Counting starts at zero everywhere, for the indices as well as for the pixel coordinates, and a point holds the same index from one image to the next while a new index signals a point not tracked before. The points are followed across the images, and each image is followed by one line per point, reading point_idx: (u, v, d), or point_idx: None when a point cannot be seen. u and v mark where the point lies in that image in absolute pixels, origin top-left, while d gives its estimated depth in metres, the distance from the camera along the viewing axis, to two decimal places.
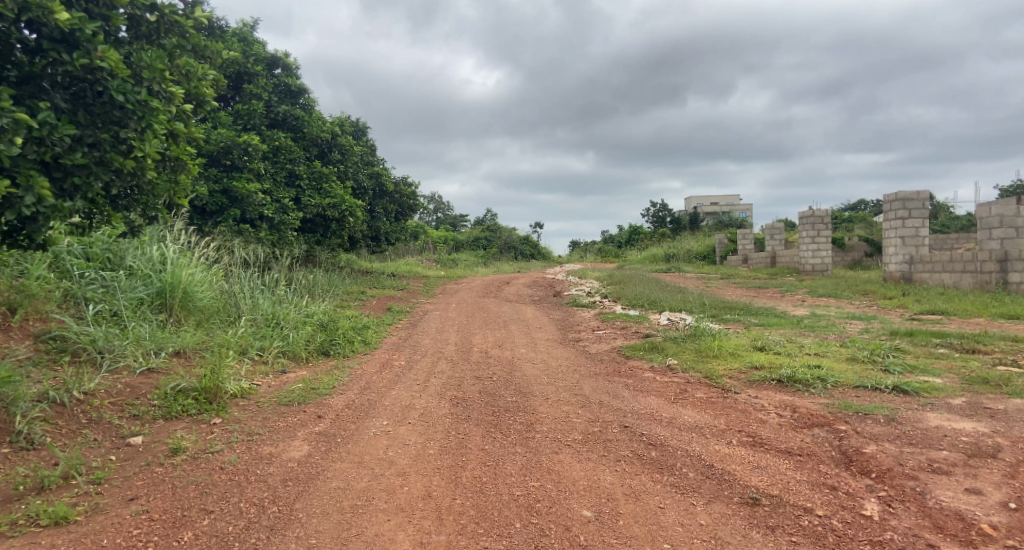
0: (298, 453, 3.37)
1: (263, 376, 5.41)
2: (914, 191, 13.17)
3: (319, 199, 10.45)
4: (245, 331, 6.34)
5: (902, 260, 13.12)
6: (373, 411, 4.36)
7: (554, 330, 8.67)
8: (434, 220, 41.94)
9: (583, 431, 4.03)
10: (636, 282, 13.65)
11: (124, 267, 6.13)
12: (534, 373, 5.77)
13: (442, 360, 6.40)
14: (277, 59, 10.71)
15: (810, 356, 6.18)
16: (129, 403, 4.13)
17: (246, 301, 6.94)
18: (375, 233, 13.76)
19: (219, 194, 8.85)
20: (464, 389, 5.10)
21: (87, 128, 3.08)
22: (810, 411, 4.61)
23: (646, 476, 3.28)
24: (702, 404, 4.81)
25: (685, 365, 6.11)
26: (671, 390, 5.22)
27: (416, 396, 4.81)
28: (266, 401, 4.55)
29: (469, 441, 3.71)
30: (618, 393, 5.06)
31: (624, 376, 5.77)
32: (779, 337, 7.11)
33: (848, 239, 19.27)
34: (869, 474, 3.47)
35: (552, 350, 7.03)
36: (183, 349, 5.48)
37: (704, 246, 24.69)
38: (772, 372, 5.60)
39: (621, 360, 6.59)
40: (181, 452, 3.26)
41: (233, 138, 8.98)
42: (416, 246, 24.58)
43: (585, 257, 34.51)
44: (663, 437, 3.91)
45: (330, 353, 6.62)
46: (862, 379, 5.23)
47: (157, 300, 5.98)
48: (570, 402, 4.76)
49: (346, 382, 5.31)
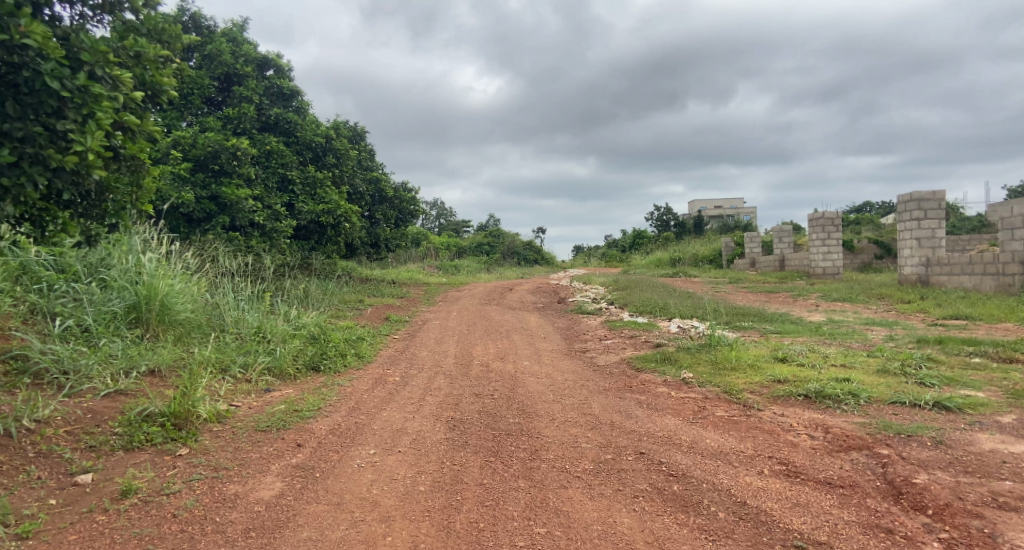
0: (268, 494, 2.93)
1: (244, 396, 5.00)
2: (929, 191, 12.72)
3: (313, 205, 10.14)
4: (227, 346, 5.92)
5: (918, 263, 12.63)
6: (361, 437, 3.92)
7: (559, 340, 8.22)
8: (436, 226, 41.65)
9: (594, 460, 3.59)
10: (643, 288, 13.17)
11: (97, 279, 5.74)
12: (539, 389, 5.32)
13: (439, 375, 5.95)
14: (268, 60, 10.33)
15: (836, 367, 5.70)
16: (86, 432, 3.71)
17: (230, 313, 6.53)
18: (375, 240, 13.34)
19: (207, 201, 8.46)
20: (461, 409, 4.66)
21: (16, 121, 2.69)
22: (845, 433, 4.15)
23: (670, 517, 2.84)
24: (724, 424, 4.36)
25: (701, 379, 5.66)
26: (689, 408, 4.76)
27: (408, 419, 4.37)
28: (242, 427, 4.11)
29: (465, 474, 3.27)
30: (630, 413, 4.61)
31: (636, 392, 5.32)
32: (801, 346, 6.64)
33: (856, 241, 18.83)
34: (925, 511, 3.02)
35: (557, 363, 6.58)
36: (158, 367, 5.07)
37: (711, 250, 24.20)
38: (797, 386, 5.14)
39: (632, 373, 6.14)
40: (132, 494, 2.84)
41: (222, 142, 8.59)
42: (418, 252, 24.20)
43: (589, 261, 34.03)
44: (685, 466, 3.46)
45: (320, 368, 6.20)
46: (898, 395, 4.76)
47: (132, 314, 5.58)
48: (578, 423, 4.31)
49: (334, 402, 4.88)
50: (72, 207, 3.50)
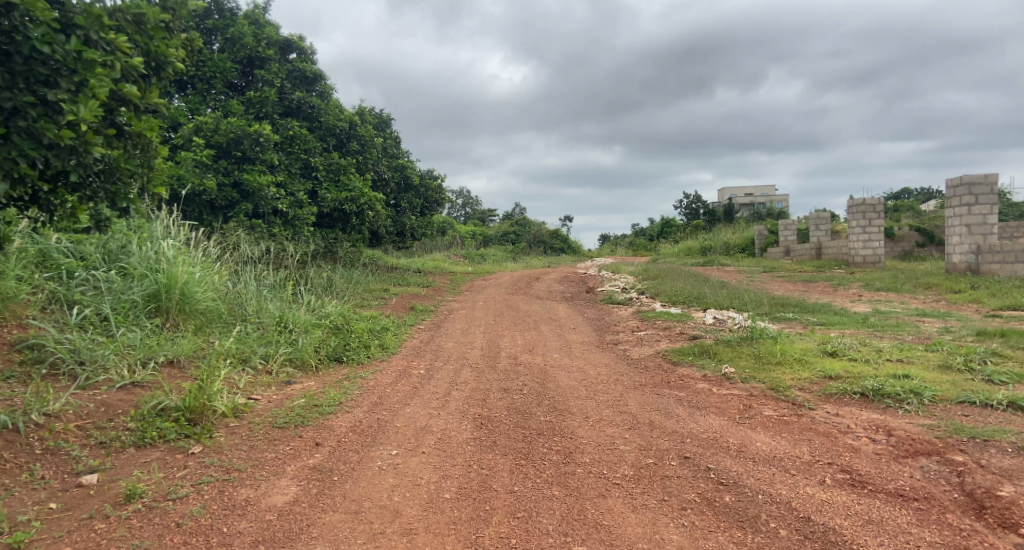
0: (282, 499, 2.71)
1: (264, 389, 4.82)
2: (981, 174, 11.96)
3: (336, 192, 9.98)
4: (247, 336, 5.77)
5: (968, 251, 11.93)
6: (382, 435, 3.68)
7: (589, 331, 7.90)
8: (462, 215, 41.48)
9: (634, 465, 3.28)
10: (674, 277, 12.72)
11: (116, 267, 5.62)
12: (571, 384, 5.02)
13: (465, 368, 5.71)
14: (291, 43, 10.14)
15: (892, 363, 5.28)
16: (97, 427, 3.54)
17: (251, 302, 6.38)
18: (401, 229, 13.12)
19: (229, 188, 8.34)
20: (489, 406, 4.39)
21: (6, 90, 2.52)
22: (911, 436, 3.77)
23: (725, 535, 2.55)
24: (774, 425, 4.01)
25: (744, 374, 5.30)
26: (733, 406, 4.42)
27: (433, 416, 4.12)
28: (259, 422, 3.90)
29: (494, 480, 3.01)
30: (670, 411, 4.28)
31: (674, 388, 5.00)
32: (850, 339, 6.20)
33: (896, 228, 18.03)
34: (1015, 529, 2.65)
35: (588, 356, 6.28)
36: (177, 358, 4.93)
37: (743, 238, 23.50)
38: (851, 384, 4.74)
39: (668, 367, 5.80)
40: (136, 498, 2.63)
41: (244, 128, 8.45)
42: (444, 241, 24.04)
43: (616, 250, 33.48)
44: (736, 473, 3.13)
45: (343, 359, 6.02)
46: (966, 394, 4.35)
47: (151, 303, 5.44)
48: (614, 423, 4.01)
49: (356, 396, 4.66)
50: (80, 190, 3.32)
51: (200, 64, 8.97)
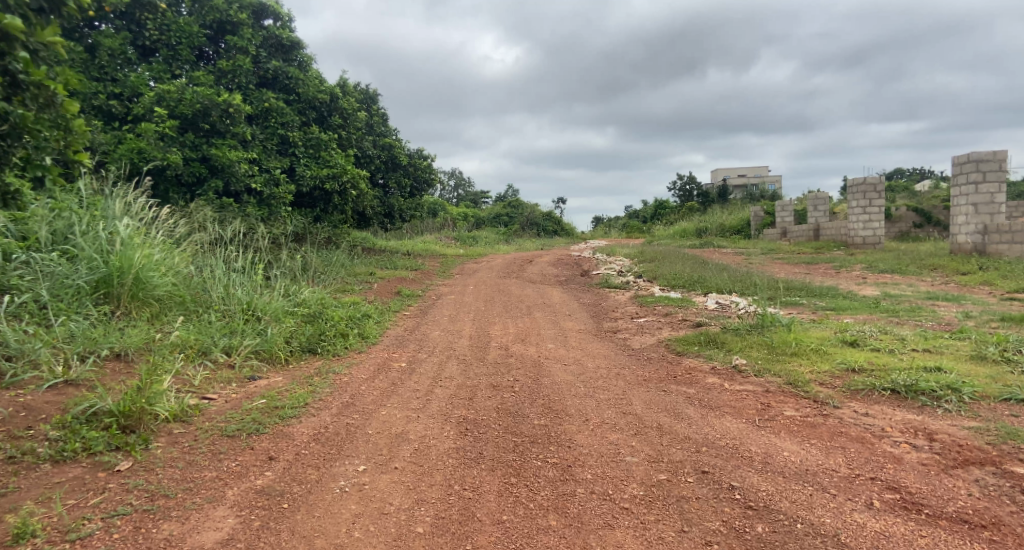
0: (211, 539, 2.25)
1: (223, 386, 4.30)
2: (989, 151, 11.42)
3: (316, 170, 9.35)
4: (210, 325, 5.21)
5: (974, 231, 11.48)
6: (348, 446, 3.15)
7: (586, 318, 7.39)
8: (454, 197, 40.86)
9: (643, 482, 2.78)
10: (671, 260, 12.21)
11: (59, 248, 4.98)
12: (567, 380, 4.51)
13: (451, 360, 5.19)
14: (265, 7, 9.43)
15: (919, 353, 4.79)
16: (10, 437, 3.00)
17: (217, 288, 5.80)
18: (388, 209, 12.49)
19: (198, 163, 7.72)
20: (475, 407, 3.87)
21: None
22: (957, 442, 3.28)
23: None
24: (799, 428, 3.52)
25: (757, 367, 4.81)
26: (751, 406, 3.93)
27: (411, 421, 3.59)
28: (208, 429, 3.37)
29: (477, 506, 2.52)
30: (681, 413, 3.78)
31: (682, 384, 4.50)
32: (869, 326, 5.70)
33: (894, 208, 17.60)
34: None
35: (585, 346, 5.79)
36: (125, 351, 4.37)
37: (738, 219, 23.02)
38: (879, 378, 4.26)
39: (672, 358, 5.31)
40: (26, 539, 2.18)
41: (212, 98, 7.80)
42: (433, 223, 23.44)
43: (610, 232, 32.87)
44: (766, 494, 2.64)
45: (317, 350, 5.48)
46: (1011, 390, 3.86)
47: (100, 289, 4.86)
48: (618, 427, 3.51)
49: (325, 395, 4.12)
50: None
51: (163, 28, 8.27)
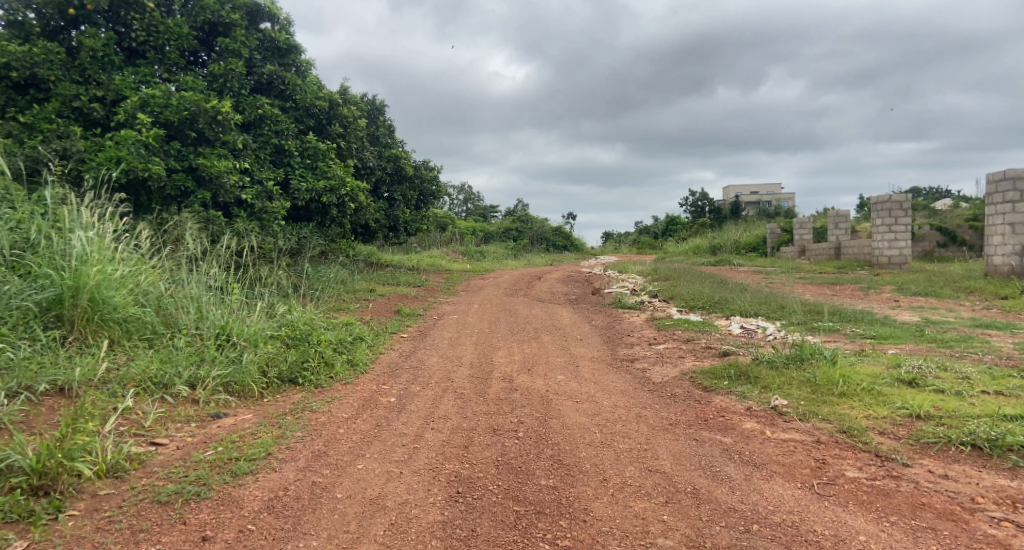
0: None
1: (179, 426, 3.69)
2: None
3: (312, 181, 8.80)
4: (176, 351, 4.61)
5: (1012, 252, 10.66)
6: (307, 520, 2.53)
7: (599, 343, 6.73)
8: (463, 211, 40.47)
9: None
10: (688, 278, 11.53)
11: (7, 264, 4.40)
12: (581, 424, 3.84)
13: (449, 395, 4.55)
14: (261, 8, 8.96)
15: (992, 397, 4.09)
16: None
17: (190, 308, 5.21)
18: (393, 222, 11.95)
19: (182, 172, 7.21)
20: (471, 459, 3.22)
21: None
22: None
23: None
24: (871, 498, 2.84)
25: (802, 409, 4.12)
26: (802, 463, 3.26)
27: (392, 479, 2.95)
28: (140, 490, 2.74)
29: None
30: (719, 472, 3.12)
31: (714, 430, 3.84)
32: (925, 361, 4.98)
33: (917, 227, 16.82)
34: None
35: (600, 378, 5.14)
36: (68, 385, 3.76)
37: (754, 237, 22.26)
38: (953, 429, 3.57)
39: (700, 396, 4.64)
40: None
41: (200, 102, 7.29)
42: (440, 238, 22.88)
43: (620, 247, 32.14)
44: None
45: (297, 381, 4.87)
46: None
47: (52, 311, 4.26)
48: (644, 492, 2.86)
49: (295, 442, 3.48)
50: None
51: (151, 28, 7.74)
